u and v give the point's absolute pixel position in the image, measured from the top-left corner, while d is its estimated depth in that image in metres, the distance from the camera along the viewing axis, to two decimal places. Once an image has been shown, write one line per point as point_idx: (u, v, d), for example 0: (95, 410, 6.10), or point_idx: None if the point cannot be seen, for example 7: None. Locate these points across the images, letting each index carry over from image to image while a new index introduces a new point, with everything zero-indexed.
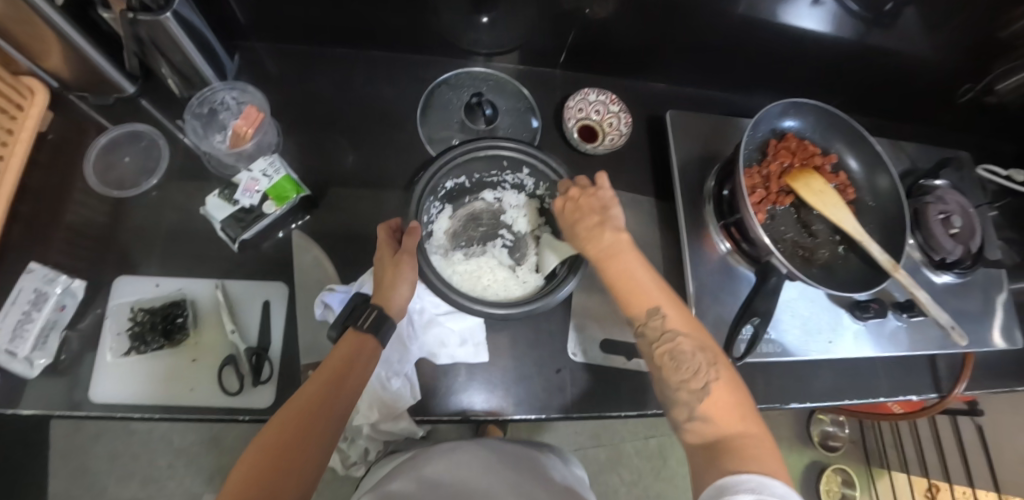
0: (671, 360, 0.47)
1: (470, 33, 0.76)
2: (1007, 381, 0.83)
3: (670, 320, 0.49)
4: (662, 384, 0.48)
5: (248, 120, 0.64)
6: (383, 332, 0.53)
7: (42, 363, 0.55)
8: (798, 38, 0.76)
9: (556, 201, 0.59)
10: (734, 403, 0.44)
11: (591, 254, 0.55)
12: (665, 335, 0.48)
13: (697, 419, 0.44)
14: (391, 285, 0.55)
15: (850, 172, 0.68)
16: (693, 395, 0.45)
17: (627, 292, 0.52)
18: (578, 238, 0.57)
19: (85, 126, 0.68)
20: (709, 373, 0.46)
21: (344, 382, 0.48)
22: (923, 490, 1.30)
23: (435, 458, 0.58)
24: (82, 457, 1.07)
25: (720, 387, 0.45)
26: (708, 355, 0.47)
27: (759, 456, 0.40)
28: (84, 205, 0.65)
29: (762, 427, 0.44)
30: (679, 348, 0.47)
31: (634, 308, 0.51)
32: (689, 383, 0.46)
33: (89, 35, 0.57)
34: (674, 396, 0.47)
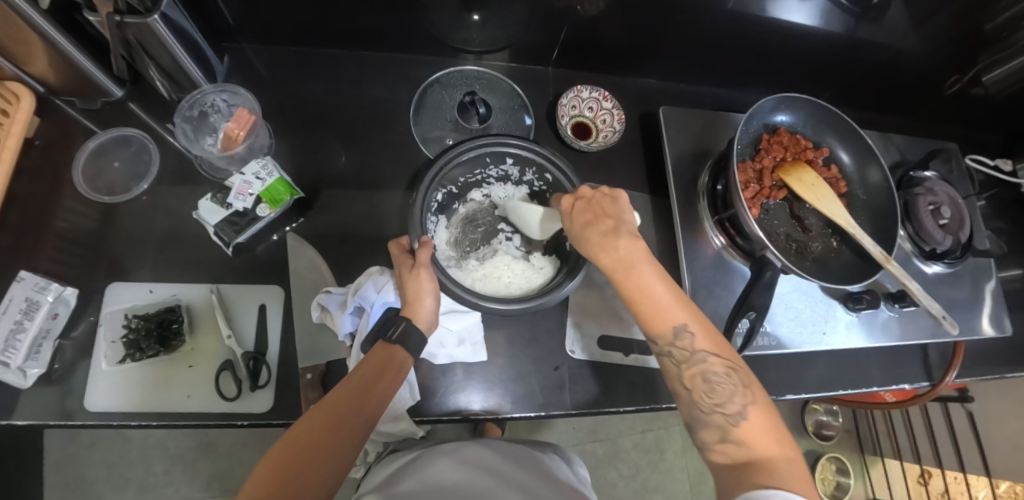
0: (703, 383, 0.47)
1: (461, 32, 0.75)
2: (997, 367, 0.84)
3: (700, 339, 0.48)
4: (691, 405, 0.48)
5: (240, 123, 0.64)
6: (413, 342, 0.56)
7: (34, 373, 0.54)
8: (787, 33, 0.77)
9: (566, 201, 0.54)
10: (770, 427, 0.45)
11: (605, 266, 0.51)
12: (695, 356, 0.47)
13: (729, 442, 0.45)
14: (414, 298, 0.57)
15: (841, 165, 0.68)
16: (726, 418, 0.45)
17: (648, 309, 0.49)
18: (588, 247, 0.52)
19: (73, 131, 0.67)
20: (743, 396, 0.46)
21: (370, 390, 0.50)
22: (916, 475, 1.34)
23: (437, 459, 0.58)
24: (78, 466, 1.06)
25: (755, 411, 0.45)
26: (740, 376, 0.47)
27: (797, 482, 0.41)
28: (75, 212, 0.64)
29: (794, 448, 0.45)
30: (711, 369, 0.47)
31: (657, 326, 0.49)
32: (724, 406, 0.45)
33: (76, 39, 0.56)
34: (704, 418, 0.46)
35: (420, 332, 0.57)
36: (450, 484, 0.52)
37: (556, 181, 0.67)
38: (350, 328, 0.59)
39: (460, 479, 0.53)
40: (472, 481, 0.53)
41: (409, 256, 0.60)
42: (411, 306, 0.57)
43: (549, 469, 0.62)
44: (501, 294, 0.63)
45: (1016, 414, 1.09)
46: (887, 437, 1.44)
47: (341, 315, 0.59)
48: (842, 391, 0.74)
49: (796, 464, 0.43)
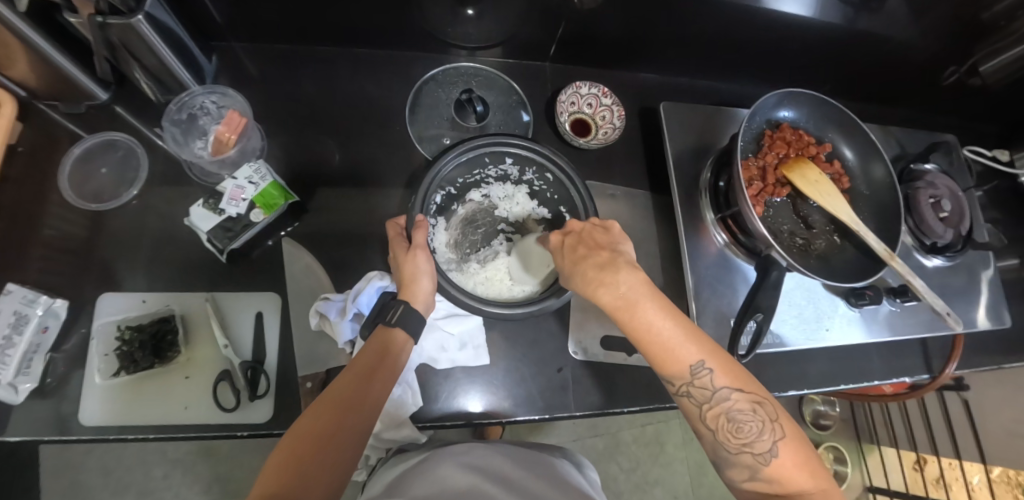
0: (727, 423, 0.46)
1: (456, 27, 0.73)
2: (993, 357, 0.85)
3: (719, 377, 0.47)
4: (717, 444, 0.48)
5: (230, 127, 0.62)
6: (411, 325, 0.55)
7: (26, 387, 0.53)
8: (788, 25, 0.76)
9: (555, 237, 0.54)
10: (802, 460, 0.45)
11: (606, 303, 0.49)
12: (717, 396, 0.47)
13: (760, 480, 0.45)
14: (411, 280, 0.56)
15: (844, 161, 0.68)
16: (756, 458, 0.45)
17: (659, 352, 0.48)
18: (582, 285, 0.51)
19: (57, 136, 0.65)
20: (771, 432, 0.45)
21: (374, 377, 0.50)
22: (912, 462, 1.34)
23: (443, 462, 0.57)
24: (75, 472, 1.05)
25: (785, 446, 0.45)
26: (765, 410, 0.46)
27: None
28: (62, 219, 0.62)
29: (826, 476, 0.45)
30: (735, 408, 0.46)
31: (672, 369, 0.48)
32: (753, 446, 0.45)
33: (55, 40, 0.54)
34: (732, 458, 0.47)
35: (417, 313, 0.55)
36: (457, 490, 0.51)
37: (556, 180, 0.66)
38: (350, 335, 0.58)
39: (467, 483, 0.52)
40: (479, 487, 0.52)
41: (403, 239, 0.58)
42: (407, 288, 0.56)
43: (557, 472, 0.62)
44: (505, 297, 0.62)
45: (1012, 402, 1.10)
46: (884, 426, 1.45)
47: (340, 322, 0.58)
48: (843, 386, 0.74)
49: (827, 490, 0.45)
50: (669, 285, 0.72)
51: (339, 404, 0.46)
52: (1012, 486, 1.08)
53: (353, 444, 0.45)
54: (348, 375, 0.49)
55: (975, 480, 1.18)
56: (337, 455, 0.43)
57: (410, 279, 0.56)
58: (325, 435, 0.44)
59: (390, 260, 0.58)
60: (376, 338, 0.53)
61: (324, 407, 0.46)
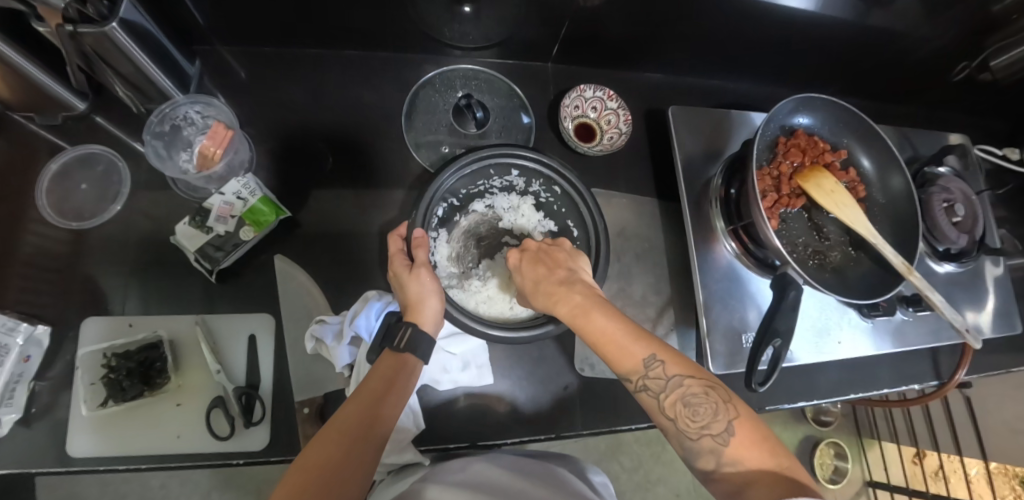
0: (683, 408, 0.42)
1: (453, 27, 0.70)
2: (1002, 362, 0.84)
3: (671, 365, 0.43)
4: (679, 436, 0.42)
5: (215, 140, 0.58)
6: (423, 348, 0.52)
7: (10, 419, 0.50)
8: (800, 22, 0.72)
9: (515, 254, 0.56)
10: (761, 438, 0.39)
11: (564, 314, 0.50)
12: (670, 383, 0.43)
13: (727, 466, 0.39)
14: (417, 300, 0.52)
15: (860, 169, 0.65)
16: (716, 440, 0.40)
17: (614, 347, 0.46)
18: (542, 300, 0.52)
19: (34, 150, 0.61)
20: (727, 411, 0.41)
21: (381, 399, 0.47)
22: (911, 455, 1.36)
23: (436, 482, 0.52)
24: (71, 483, 1.03)
25: (742, 425, 0.40)
26: (720, 391, 0.42)
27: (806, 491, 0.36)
28: (40, 237, 0.59)
29: (793, 457, 0.39)
30: (689, 392, 0.42)
31: (626, 364, 0.45)
32: (710, 427, 0.40)
33: (26, 50, 0.50)
34: (695, 446, 0.41)
35: (428, 335, 0.52)
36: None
37: (564, 193, 0.64)
38: (348, 359, 0.56)
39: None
40: None
41: (403, 256, 0.55)
42: (413, 310, 0.52)
43: (561, 484, 0.58)
44: (508, 317, 0.60)
45: (1014, 399, 1.10)
46: (884, 421, 1.46)
47: (338, 346, 0.55)
48: (853, 396, 0.73)
49: (794, 469, 0.38)
50: (677, 296, 0.70)
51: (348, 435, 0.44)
52: (1010, 477, 1.11)
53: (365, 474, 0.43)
54: (354, 402, 0.47)
55: (971, 472, 1.20)
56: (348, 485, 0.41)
57: (421, 305, 0.52)
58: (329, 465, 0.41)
59: (392, 279, 0.55)
60: (382, 365, 0.50)
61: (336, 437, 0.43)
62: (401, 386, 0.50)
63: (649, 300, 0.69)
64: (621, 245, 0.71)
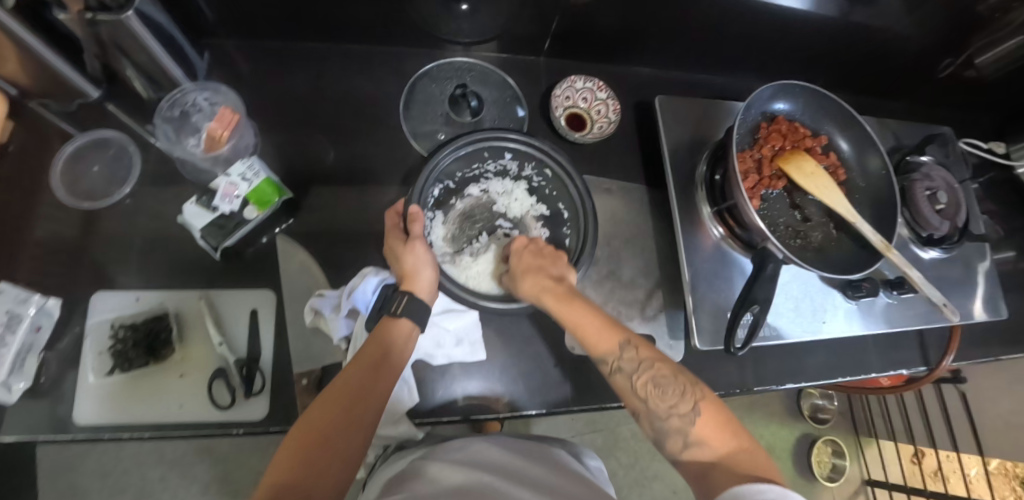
0: (654, 389, 0.46)
1: (450, 22, 0.73)
2: (989, 350, 0.85)
3: (644, 351, 0.48)
4: (650, 416, 0.45)
5: (222, 123, 0.61)
6: (417, 315, 0.54)
7: (20, 387, 0.53)
8: (783, 18, 0.75)
9: (521, 239, 0.59)
10: (723, 419, 0.43)
11: (545, 299, 0.54)
12: (642, 365, 0.47)
13: (693, 446, 0.42)
14: (412, 271, 0.55)
15: (841, 153, 0.68)
16: (683, 420, 0.43)
17: (592, 330, 0.51)
18: (531, 285, 0.56)
19: (49, 135, 0.64)
20: (694, 392, 0.44)
21: (378, 364, 0.49)
22: (910, 454, 1.36)
23: (436, 460, 0.54)
24: (72, 472, 1.04)
25: (707, 405, 0.43)
26: (687, 377, 0.46)
27: (766, 467, 0.39)
28: (52, 219, 0.61)
29: (753, 440, 0.42)
30: (659, 375, 0.46)
31: (603, 346, 0.50)
32: (678, 407, 0.44)
33: (48, 39, 0.54)
34: (665, 426, 0.44)
35: (423, 302, 0.54)
36: (457, 484, 0.48)
37: (556, 175, 0.68)
38: (346, 331, 0.58)
39: (467, 478, 0.49)
40: (479, 478, 0.49)
41: (399, 231, 0.59)
42: (408, 279, 0.55)
43: (557, 464, 0.59)
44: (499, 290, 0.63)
45: (1009, 393, 1.10)
46: (881, 418, 1.46)
47: (336, 319, 0.58)
48: (841, 378, 0.74)
49: (754, 450, 0.41)
50: (665, 279, 0.72)
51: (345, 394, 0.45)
52: (1010, 478, 1.13)
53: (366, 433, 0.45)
54: (352, 367, 0.49)
55: (971, 472, 1.21)
56: (348, 446, 0.42)
57: (415, 275, 0.55)
58: (331, 421, 0.43)
59: (388, 254, 0.58)
60: (381, 330, 0.53)
61: (333, 395, 0.45)
62: (396, 351, 0.52)
63: (638, 283, 0.71)
64: (611, 230, 0.73)
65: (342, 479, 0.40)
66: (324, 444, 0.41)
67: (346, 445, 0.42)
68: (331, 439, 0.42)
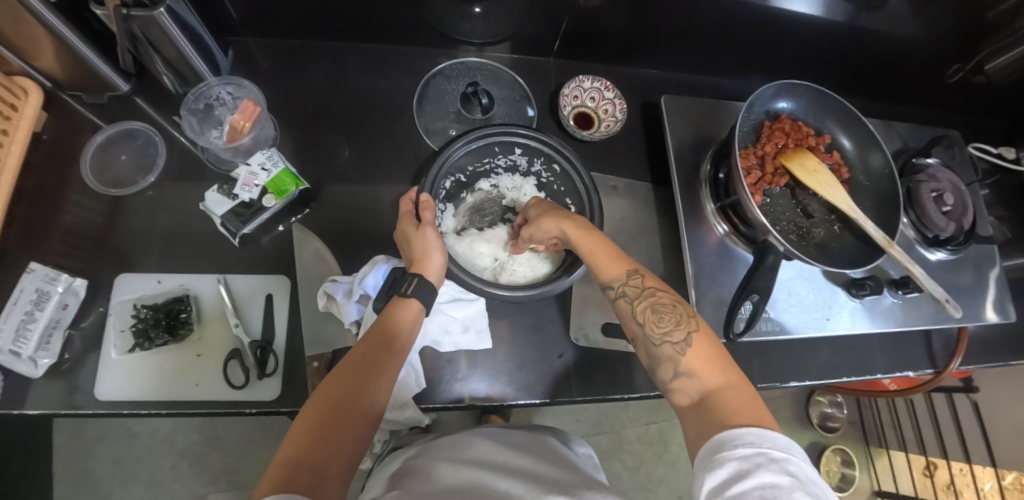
0: (651, 315, 0.49)
1: (463, 23, 0.76)
2: (1000, 355, 0.84)
3: (649, 279, 0.51)
4: (646, 342, 0.48)
5: (245, 115, 0.64)
6: (423, 294, 0.55)
7: (45, 363, 0.56)
8: (789, 21, 0.77)
9: (535, 197, 0.63)
10: (714, 355, 0.44)
11: (567, 227, 0.56)
12: (644, 293, 0.50)
13: (682, 375, 0.44)
14: (423, 255, 0.57)
15: (843, 151, 0.70)
16: (675, 347, 0.46)
17: (603, 257, 0.53)
18: (552, 219, 0.57)
19: (81, 126, 0.68)
20: (688, 324, 0.47)
21: (387, 341, 0.51)
22: (921, 467, 1.32)
23: (433, 459, 0.55)
24: (86, 458, 1.07)
25: (698, 338, 0.46)
26: (685, 309, 0.48)
27: (750, 401, 0.40)
28: (82, 205, 0.65)
29: (742, 376, 0.44)
30: (658, 302, 0.49)
31: (612, 271, 0.52)
32: (671, 335, 0.46)
33: (83, 34, 0.57)
34: (657, 351, 0.47)
35: (431, 284, 0.56)
36: (452, 484, 0.48)
37: (563, 171, 0.70)
38: (356, 316, 0.60)
39: (460, 475, 0.50)
40: (472, 474, 0.50)
41: (411, 217, 0.61)
42: (419, 263, 0.57)
43: (555, 456, 0.60)
44: (508, 278, 0.64)
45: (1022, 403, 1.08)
46: (892, 429, 1.43)
47: (348, 303, 0.60)
48: (845, 377, 0.74)
49: (742, 387, 0.42)
50: (669, 275, 0.73)
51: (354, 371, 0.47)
52: None
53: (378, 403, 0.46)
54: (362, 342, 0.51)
55: (986, 486, 1.14)
56: (359, 422, 0.43)
57: (426, 259, 0.57)
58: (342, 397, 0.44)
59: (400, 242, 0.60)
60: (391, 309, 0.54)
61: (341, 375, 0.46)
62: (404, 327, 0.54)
63: None
64: (618, 226, 0.74)
65: (350, 463, 0.41)
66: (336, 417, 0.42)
67: (358, 420, 0.43)
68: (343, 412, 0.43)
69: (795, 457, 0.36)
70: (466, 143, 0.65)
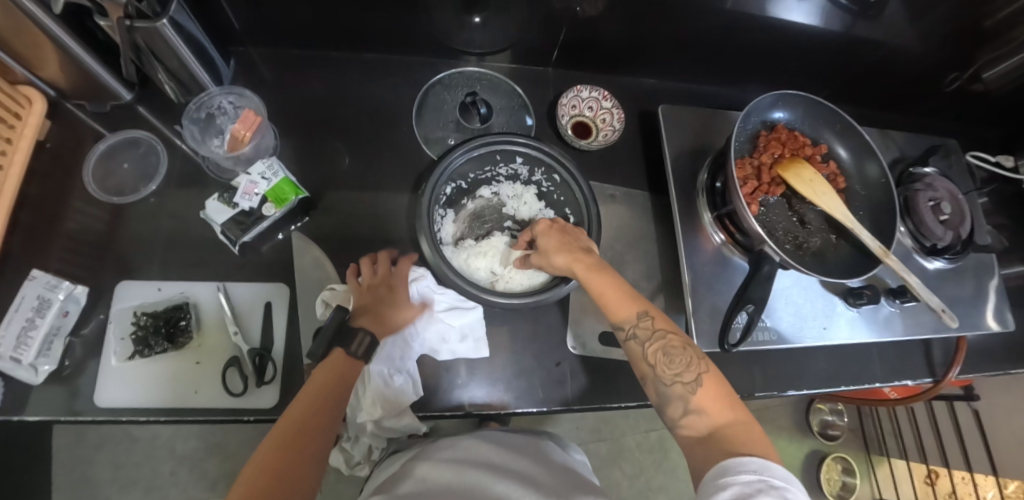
0: (662, 357, 0.48)
1: (463, 33, 0.77)
2: (1000, 364, 0.84)
3: (659, 320, 0.50)
4: (656, 382, 0.48)
5: (245, 124, 0.65)
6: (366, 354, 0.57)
7: (46, 369, 0.56)
8: (786, 31, 0.77)
9: (546, 221, 0.60)
10: (723, 395, 0.45)
11: (577, 268, 0.55)
12: (655, 335, 0.49)
13: (692, 414, 0.45)
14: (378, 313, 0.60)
15: (839, 161, 0.70)
16: (686, 387, 0.46)
17: (613, 298, 0.52)
18: (565, 257, 0.56)
19: (84, 135, 0.68)
20: (699, 365, 0.47)
21: (325, 402, 0.51)
22: (922, 475, 1.33)
23: (426, 461, 0.55)
24: (86, 463, 1.07)
25: (709, 378, 0.46)
26: (695, 350, 0.48)
27: (760, 440, 0.41)
28: (84, 213, 0.65)
29: (747, 412, 0.45)
30: (669, 345, 0.48)
31: (623, 312, 0.51)
32: (683, 376, 0.46)
33: (88, 44, 0.58)
34: (668, 392, 0.47)
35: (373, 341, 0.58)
36: (446, 488, 0.49)
37: (563, 181, 0.70)
38: None
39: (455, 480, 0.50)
40: (466, 478, 0.51)
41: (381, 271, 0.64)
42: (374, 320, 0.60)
43: (550, 461, 0.60)
44: (505, 286, 0.64)
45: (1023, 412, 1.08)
46: (893, 437, 1.42)
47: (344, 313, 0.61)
48: (844, 386, 0.74)
49: (749, 424, 0.43)
50: (667, 283, 0.73)
51: (296, 434, 0.46)
52: None
53: (314, 469, 0.45)
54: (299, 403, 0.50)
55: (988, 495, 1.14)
56: (295, 493, 0.42)
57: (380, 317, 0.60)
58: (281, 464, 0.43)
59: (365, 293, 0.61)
60: (333, 364, 0.54)
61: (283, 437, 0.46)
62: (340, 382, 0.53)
63: (641, 286, 0.72)
64: (616, 234, 0.75)
65: None
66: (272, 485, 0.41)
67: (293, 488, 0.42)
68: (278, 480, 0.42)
69: (794, 488, 0.37)
70: (469, 149, 0.65)
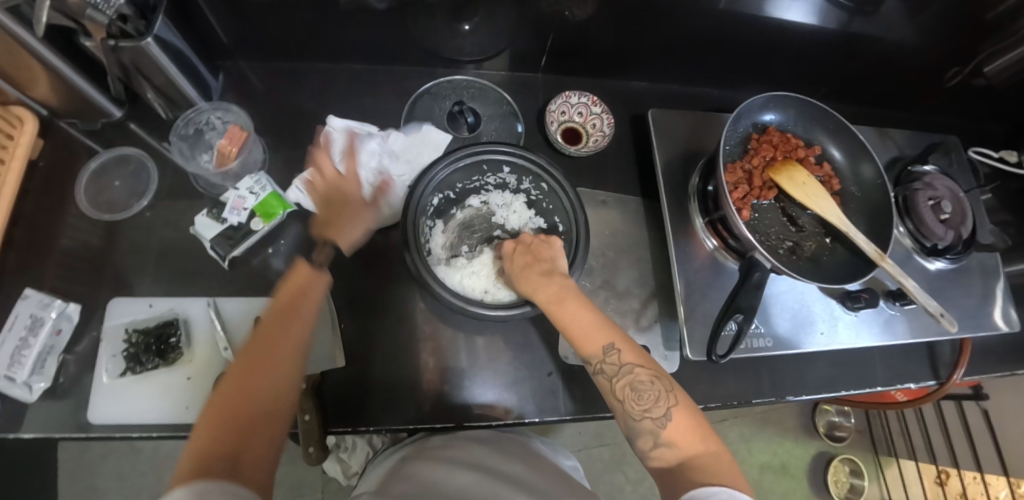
0: (631, 392, 0.47)
1: (451, 41, 0.76)
2: (1007, 366, 0.82)
3: (627, 354, 0.49)
4: (625, 417, 0.47)
5: (231, 141, 0.65)
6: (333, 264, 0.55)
7: (40, 387, 0.57)
8: (778, 31, 0.76)
9: (508, 243, 0.59)
10: (692, 425, 0.45)
11: (539, 300, 0.54)
12: (622, 369, 0.48)
13: (662, 447, 0.44)
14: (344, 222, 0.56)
15: (833, 162, 0.69)
16: (655, 423, 0.45)
17: (578, 334, 0.51)
18: (527, 283, 0.55)
19: (76, 152, 0.69)
20: (668, 399, 0.46)
21: (289, 323, 0.48)
22: (932, 475, 1.30)
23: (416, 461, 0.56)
24: (89, 474, 1.08)
25: (679, 411, 0.45)
26: (664, 382, 0.47)
27: (729, 474, 0.41)
28: (77, 230, 0.66)
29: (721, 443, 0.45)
30: (637, 379, 0.47)
31: (589, 347, 0.50)
32: (651, 411, 0.45)
33: (75, 63, 0.58)
34: (637, 426, 0.46)
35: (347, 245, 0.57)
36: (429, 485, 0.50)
37: (550, 190, 0.68)
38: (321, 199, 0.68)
39: (439, 479, 0.51)
40: (452, 479, 0.51)
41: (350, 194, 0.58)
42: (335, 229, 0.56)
43: (540, 462, 0.60)
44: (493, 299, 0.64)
45: None
46: (902, 437, 1.40)
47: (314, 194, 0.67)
48: (844, 392, 0.73)
49: (717, 456, 0.43)
50: (661, 289, 0.72)
51: (265, 364, 0.44)
52: None
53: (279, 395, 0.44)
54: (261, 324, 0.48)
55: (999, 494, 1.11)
56: (261, 432, 0.41)
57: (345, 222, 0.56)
58: (252, 400, 0.41)
59: (321, 204, 0.57)
60: (297, 276, 0.51)
61: (247, 366, 0.43)
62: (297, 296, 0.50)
63: (633, 293, 0.71)
64: (608, 240, 0.74)
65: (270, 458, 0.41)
66: (252, 420, 0.41)
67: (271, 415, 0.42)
68: (259, 414, 0.41)
69: None
70: (456, 159, 0.64)
